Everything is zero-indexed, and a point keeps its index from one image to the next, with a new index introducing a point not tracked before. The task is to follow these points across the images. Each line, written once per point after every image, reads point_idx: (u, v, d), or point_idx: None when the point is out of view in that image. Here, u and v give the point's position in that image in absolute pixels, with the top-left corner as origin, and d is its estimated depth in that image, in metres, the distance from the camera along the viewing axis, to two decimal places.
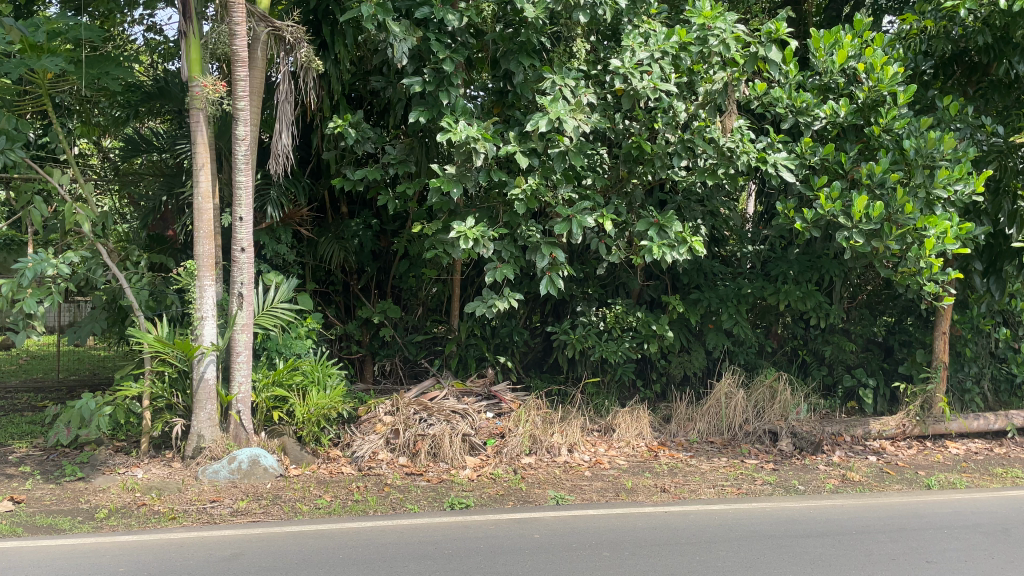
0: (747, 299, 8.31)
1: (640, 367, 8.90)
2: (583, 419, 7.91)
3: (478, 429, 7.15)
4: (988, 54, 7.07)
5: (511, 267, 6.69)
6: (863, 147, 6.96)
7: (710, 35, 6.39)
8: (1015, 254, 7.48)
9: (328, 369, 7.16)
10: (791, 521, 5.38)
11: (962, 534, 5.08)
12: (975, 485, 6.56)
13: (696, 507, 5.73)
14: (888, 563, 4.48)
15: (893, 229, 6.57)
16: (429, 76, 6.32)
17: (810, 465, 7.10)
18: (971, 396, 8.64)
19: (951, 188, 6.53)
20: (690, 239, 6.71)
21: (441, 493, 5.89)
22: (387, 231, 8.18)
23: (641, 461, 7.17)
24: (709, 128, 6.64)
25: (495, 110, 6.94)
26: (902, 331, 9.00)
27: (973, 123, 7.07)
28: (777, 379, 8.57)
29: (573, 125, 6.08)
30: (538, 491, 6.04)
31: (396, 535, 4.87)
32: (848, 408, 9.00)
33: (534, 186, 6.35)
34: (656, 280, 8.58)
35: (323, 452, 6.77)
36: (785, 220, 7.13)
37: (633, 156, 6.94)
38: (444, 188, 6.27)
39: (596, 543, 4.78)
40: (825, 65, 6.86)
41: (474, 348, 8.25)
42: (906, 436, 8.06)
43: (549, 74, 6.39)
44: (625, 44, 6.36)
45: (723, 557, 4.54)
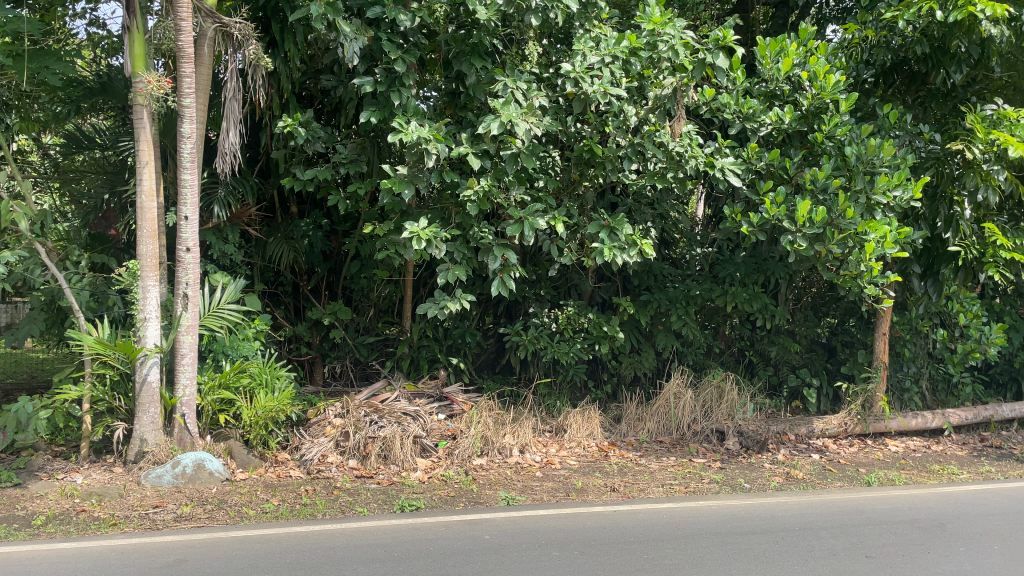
0: (696, 300, 8.41)
1: (592, 368, 8.99)
2: (534, 420, 7.96)
3: (429, 431, 7.14)
4: (926, 63, 7.30)
5: (463, 268, 6.69)
6: (807, 153, 7.17)
7: (659, 41, 6.46)
8: (951, 258, 7.63)
9: (276, 371, 7.06)
10: (738, 518, 5.49)
11: (900, 529, 5.26)
12: (913, 481, 6.78)
13: (645, 506, 5.80)
14: (828, 558, 4.60)
15: (835, 233, 6.74)
16: (380, 76, 6.29)
17: (755, 463, 7.26)
18: (910, 395, 8.98)
19: (890, 194, 6.70)
20: (640, 242, 6.80)
21: (391, 496, 5.85)
22: (338, 232, 8.09)
23: (591, 461, 7.24)
24: (659, 133, 6.75)
25: (447, 111, 6.94)
26: (844, 332, 9.26)
27: (912, 130, 7.38)
28: (724, 379, 8.73)
29: (525, 128, 6.08)
30: (489, 492, 6.06)
31: (344, 539, 4.83)
32: (792, 407, 9.22)
33: (486, 188, 6.36)
34: (608, 282, 8.66)
35: (270, 456, 6.67)
36: (732, 223, 7.28)
37: (585, 159, 7.00)
38: (396, 190, 6.23)
39: (546, 543, 4.81)
40: (771, 73, 7.02)
41: (427, 349, 8.25)
42: (848, 435, 8.28)
43: (502, 77, 6.39)
44: (576, 49, 6.40)
45: (671, 555, 4.60)
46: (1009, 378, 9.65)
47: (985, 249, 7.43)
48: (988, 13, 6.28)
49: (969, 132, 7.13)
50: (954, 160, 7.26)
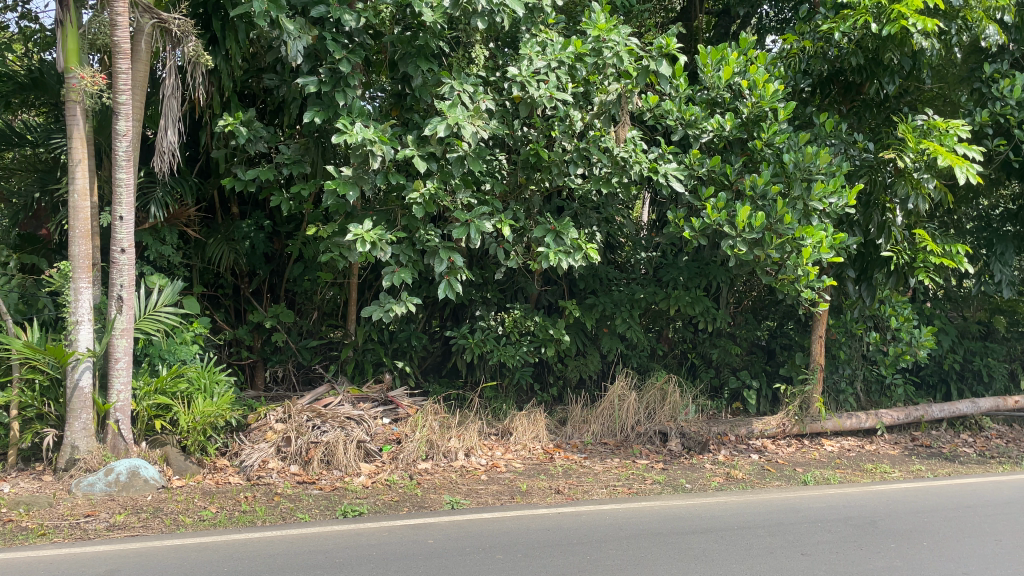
0: (640, 304, 8.52)
1: (538, 371, 9.00)
2: (480, 423, 7.95)
3: (373, 436, 7.08)
4: (861, 75, 7.52)
5: (409, 271, 6.65)
6: (747, 160, 7.28)
7: (604, 47, 6.51)
8: (883, 263, 7.85)
9: (215, 376, 6.91)
10: (679, 519, 5.57)
11: (834, 526, 5.41)
12: (847, 480, 6.98)
13: (588, 507, 5.84)
14: (766, 556, 4.70)
15: (773, 238, 6.93)
16: (325, 76, 6.19)
17: (697, 464, 7.38)
18: (845, 397, 9.25)
19: (826, 201, 6.90)
20: (585, 246, 6.86)
21: (334, 501, 5.77)
22: (280, 233, 7.95)
23: (536, 463, 7.26)
24: (604, 138, 6.83)
25: (393, 112, 6.90)
26: (783, 335, 9.50)
27: (847, 139, 7.56)
28: (667, 382, 8.85)
29: (471, 132, 6.11)
30: (434, 496, 6.02)
31: (285, 545, 4.75)
32: (733, 409, 9.39)
33: (432, 191, 6.32)
34: (554, 285, 8.68)
35: (209, 462, 6.54)
36: (675, 228, 7.40)
37: (531, 163, 7.04)
38: (340, 191, 6.14)
39: (489, 546, 4.81)
40: (712, 80, 7.17)
41: (372, 353, 8.16)
42: (785, 435, 8.48)
43: (448, 79, 6.37)
44: (523, 53, 6.42)
45: (612, 556, 4.65)
46: (938, 380, 10.00)
47: (916, 255, 7.68)
48: (920, 27, 6.45)
49: (900, 141, 7.39)
50: (885, 168, 7.54)
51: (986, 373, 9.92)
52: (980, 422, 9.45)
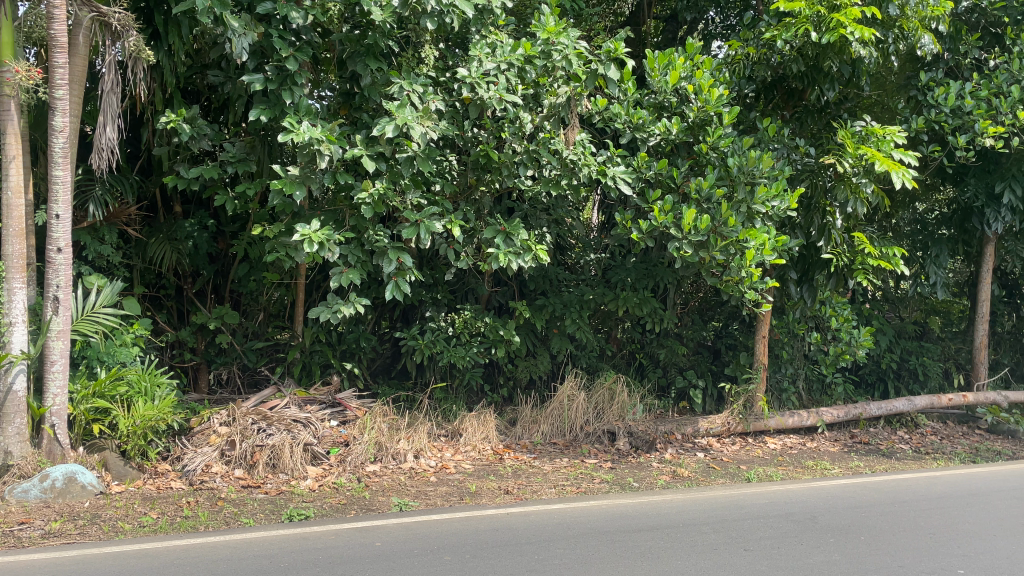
0: (589, 305, 8.58)
1: (488, 372, 9.00)
2: (429, 425, 7.92)
3: (321, 438, 7.00)
4: (802, 81, 7.65)
5: (357, 271, 6.58)
6: (693, 163, 7.43)
7: (553, 50, 6.55)
8: (823, 264, 8.08)
9: (156, 378, 6.75)
10: (626, 517, 5.64)
11: (776, 522, 5.54)
12: (789, 477, 7.15)
13: (537, 507, 5.88)
14: (710, 553, 4.79)
15: (717, 241, 7.06)
16: (271, 73, 6.09)
17: (644, 463, 7.48)
18: (787, 395, 9.50)
19: (768, 204, 7.04)
20: (534, 247, 6.88)
21: (280, 505, 5.69)
22: (225, 233, 7.79)
23: (486, 464, 7.28)
24: (553, 140, 6.89)
25: (341, 111, 6.83)
26: (728, 335, 9.68)
27: (788, 144, 7.80)
28: (615, 381, 8.93)
29: (420, 132, 6.08)
30: (381, 499, 5.97)
31: (229, 551, 4.66)
32: (679, 408, 9.52)
33: (381, 191, 6.28)
34: (504, 286, 8.71)
35: (149, 467, 6.36)
36: (623, 230, 7.48)
37: (481, 164, 7.05)
38: (286, 191, 6.04)
39: (437, 548, 4.79)
40: (659, 85, 7.26)
41: (320, 354, 8.06)
42: (730, 433, 8.63)
43: (397, 80, 6.35)
44: (472, 54, 6.41)
45: (559, 555, 4.68)
46: (876, 378, 10.31)
47: (855, 257, 7.78)
48: (857, 35, 6.65)
49: (840, 147, 7.54)
50: (826, 173, 7.69)
51: (921, 372, 10.26)
52: (916, 419, 9.75)
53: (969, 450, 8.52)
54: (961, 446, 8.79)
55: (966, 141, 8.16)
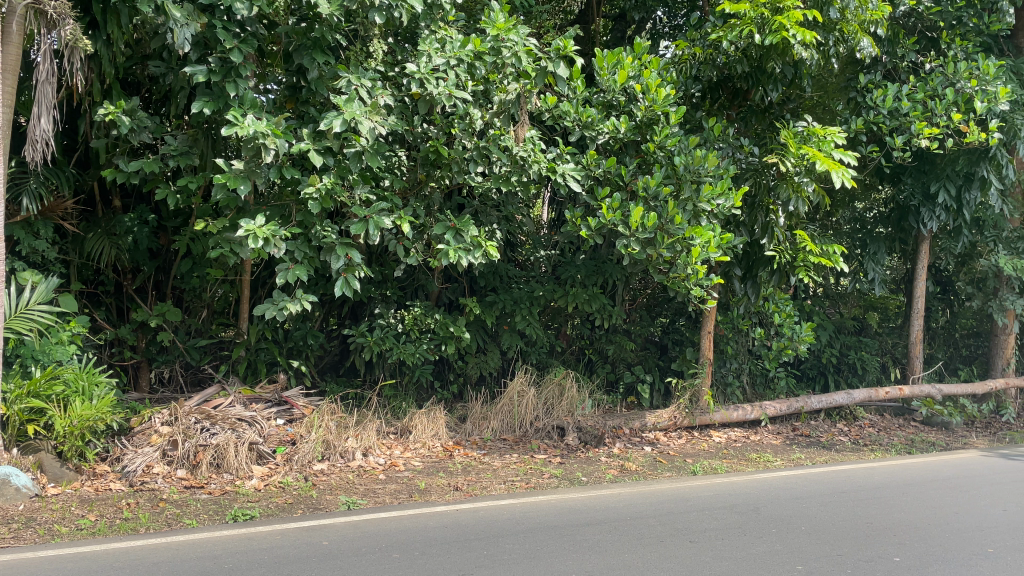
0: (539, 301, 8.62)
1: (438, 368, 8.96)
2: (378, 422, 7.85)
3: (266, 437, 6.88)
4: (747, 81, 7.78)
5: (304, 268, 6.46)
6: (641, 162, 7.50)
7: (503, 46, 6.59)
8: (767, 261, 8.21)
9: (95, 377, 6.56)
10: (575, 511, 5.69)
11: (719, 514, 5.65)
12: (733, 469, 7.30)
13: (486, 503, 5.89)
14: (656, 544, 4.86)
15: (665, 238, 7.16)
16: (214, 65, 5.95)
17: (593, 457, 7.56)
18: (732, 390, 9.67)
19: (713, 203, 7.17)
20: (484, 244, 6.87)
21: (223, 506, 5.59)
22: (167, 228, 7.59)
23: (436, 461, 7.25)
24: (504, 137, 6.87)
25: (288, 105, 6.71)
26: (675, 331, 9.83)
27: (733, 143, 7.95)
28: (565, 377, 8.97)
29: (368, 127, 6.00)
30: (329, 497, 5.92)
31: (171, 552, 4.57)
32: (628, 403, 9.62)
33: (329, 186, 6.19)
34: (454, 283, 8.70)
35: (87, 469, 6.18)
36: (572, 227, 7.53)
37: (431, 160, 7.01)
38: (230, 185, 5.91)
39: (386, 545, 4.77)
40: (608, 83, 7.32)
41: (265, 352, 7.92)
42: (677, 427, 8.75)
43: (345, 74, 6.27)
44: (422, 49, 6.35)
45: (508, 550, 4.70)
46: (817, 372, 10.56)
47: (797, 255, 8.02)
48: (799, 38, 6.79)
49: (783, 147, 7.69)
50: (769, 172, 7.87)
51: (860, 366, 10.56)
52: (855, 412, 10.04)
53: (905, 442, 8.81)
54: (897, 438, 9.09)
55: (903, 142, 8.43)
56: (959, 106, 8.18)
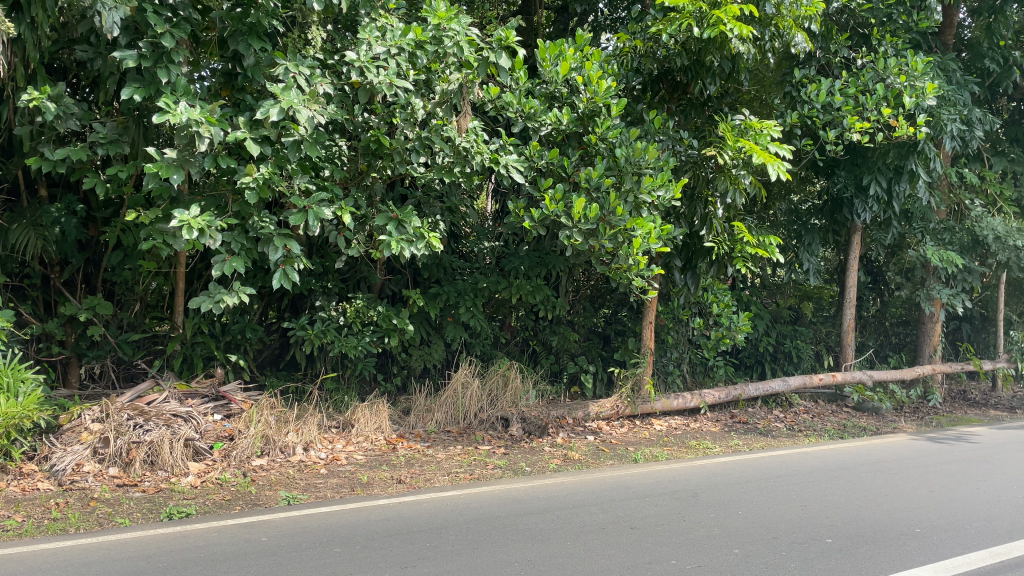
0: (483, 293, 8.61)
1: (381, 361, 8.85)
2: (319, 416, 7.72)
3: (203, 433, 6.69)
4: (686, 74, 7.87)
5: (242, 259, 6.29)
6: (583, 153, 7.54)
7: (444, 36, 6.50)
8: (706, 252, 8.33)
9: (20, 374, 6.31)
10: (518, 501, 5.71)
11: (660, 500, 5.74)
12: (673, 457, 7.42)
13: (429, 495, 5.85)
14: (599, 532, 4.91)
15: (607, 229, 7.19)
16: (145, 50, 5.71)
17: (536, 447, 7.59)
18: (672, 377, 9.83)
19: (654, 194, 7.22)
20: (427, 235, 6.79)
21: (158, 504, 5.43)
22: (97, 219, 7.31)
23: (379, 455, 7.17)
24: (446, 127, 6.74)
25: (223, 93, 6.53)
26: (618, 322, 9.93)
27: (674, 136, 8.04)
28: (509, 368, 8.97)
29: (306, 116, 5.84)
30: (269, 493, 5.80)
31: (103, 552, 4.41)
32: (571, 393, 9.68)
33: (267, 175, 6.04)
34: (397, 274, 8.59)
35: (13, 468, 5.91)
36: (515, 218, 7.50)
37: (371, 150, 6.85)
38: (163, 175, 5.69)
39: (327, 540, 4.70)
40: (550, 75, 7.33)
41: (202, 346, 7.64)
42: (619, 416, 8.84)
43: (282, 61, 6.10)
44: (362, 37, 6.21)
45: (451, 541, 4.69)
46: (754, 361, 10.81)
47: (734, 246, 8.16)
48: (737, 32, 6.86)
49: (721, 139, 7.79)
50: (708, 165, 7.93)
51: (795, 354, 10.85)
52: (790, 399, 10.31)
53: (838, 427, 9.09)
54: (829, 423, 9.36)
55: (836, 135, 8.67)
56: (889, 101, 8.43)
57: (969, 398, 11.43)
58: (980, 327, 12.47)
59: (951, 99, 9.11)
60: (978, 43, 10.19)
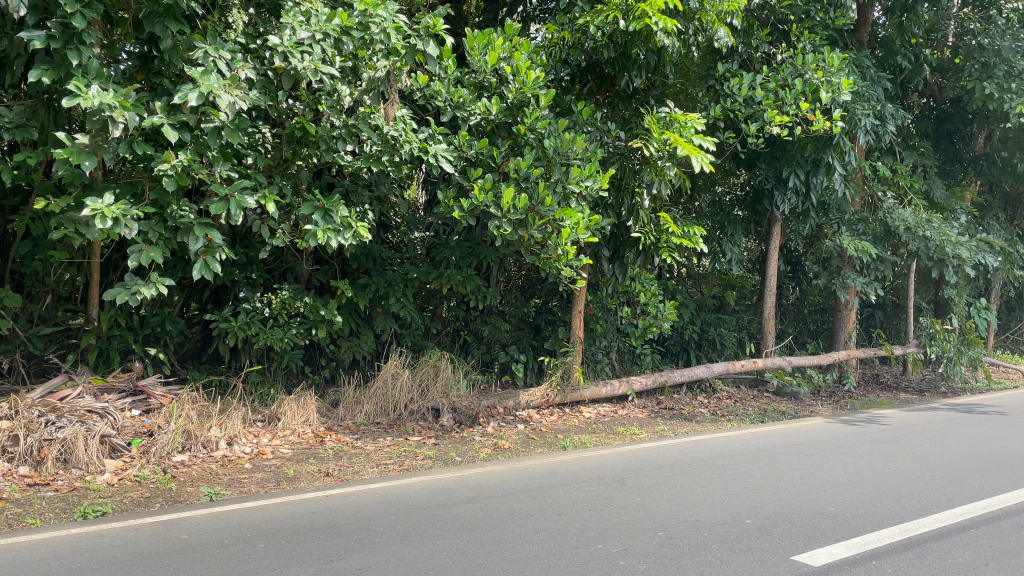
0: (413, 283, 8.54)
1: (309, 353, 8.70)
2: (244, 410, 7.52)
3: (120, 429, 6.42)
4: (613, 66, 7.96)
5: (160, 249, 6.05)
6: (513, 144, 7.53)
7: (371, 22, 6.30)
8: (633, 243, 8.53)
9: None
10: (446, 490, 5.72)
11: (587, 486, 5.83)
12: (602, 443, 7.55)
13: (358, 487, 5.79)
14: (527, 519, 4.95)
15: (535, 220, 7.22)
16: (54, 30, 5.41)
17: (467, 437, 7.60)
18: (602, 366, 9.96)
19: (582, 184, 7.32)
20: (355, 224, 6.67)
21: (72, 503, 5.21)
22: (3, 207, 6.90)
23: (306, 448, 7.05)
24: (374, 115, 6.68)
25: (138, 77, 6.29)
26: (548, 311, 10.02)
27: (601, 127, 8.11)
28: (440, 358, 8.92)
29: (227, 101, 5.66)
30: (190, 489, 5.62)
31: (12, 554, 4.21)
32: (502, 382, 9.72)
33: (186, 162, 5.83)
34: (325, 265, 8.45)
35: None
36: (445, 208, 7.43)
37: (296, 137, 6.66)
38: (73, 161, 5.41)
39: (251, 536, 4.60)
40: (478, 64, 7.25)
41: (119, 340, 7.35)
42: (549, 405, 8.92)
43: (201, 44, 5.86)
44: (285, 21, 6.01)
45: (378, 533, 4.65)
46: (680, 348, 11.06)
47: (660, 236, 8.33)
48: (661, 25, 7.00)
49: (647, 132, 7.90)
50: (634, 156, 8.07)
51: (719, 341, 11.17)
52: (714, 384, 10.60)
53: (759, 412, 9.41)
54: (751, 408, 9.68)
55: (757, 128, 8.92)
56: (807, 95, 8.73)
57: (882, 381, 12.03)
58: (892, 314, 13.13)
59: (865, 95, 9.47)
60: (891, 41, 10.60)
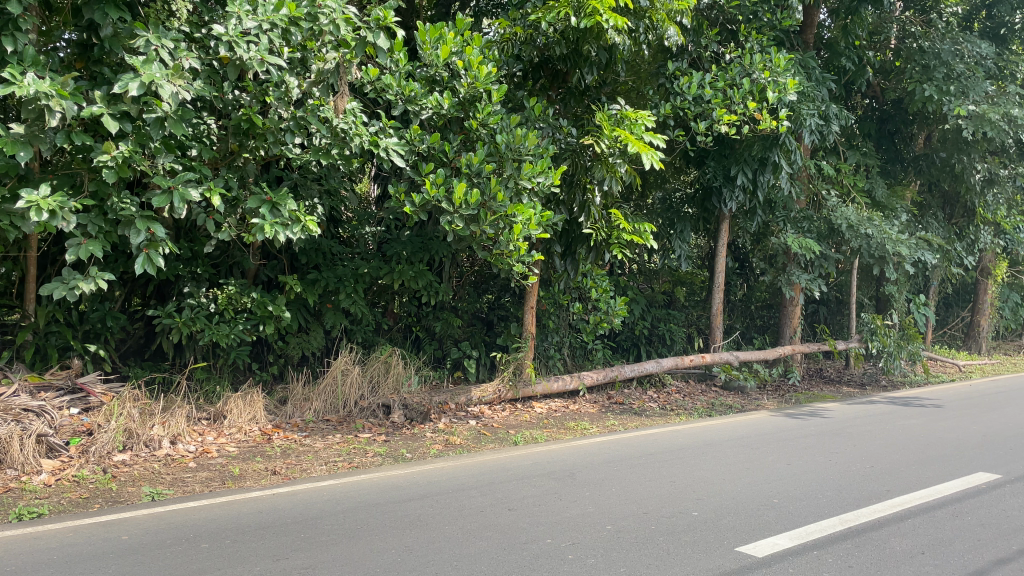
0: (364, 278, 8.43)
1: (256, 350, 8.53)
2: (188, 408, 7.34)
3: (57, 429, 6.22)
4: (565, 63, 7.97)
5: (99, 242, 5.85)
6: (464, 139, 7.48)
7: (319, 13, 6.19)
8: (584, 239, 8.53)
9: None
10: (395, 487, 5.67)
11: (537, 481, 5.84)
12: (552, 438, 7.58)
13: (306, 485, 5.71)
14: (477, 515, 4.94)
15: (487, 215, 7.19)
16: None
17: (418, 433, 7.56)
18: (554, 361, 9.99)
19: (533, 180, 7.32)
20: (304, 219, 6.55)
21: (6, 504, 5.02)
22: None
23: (253, 446, 6.92)
24: (322, 108, 6.57)
25: (77, 65, 6.10)
26: (501, 307, 10.02)
27: (553, 123, 8.11)
28: (391, 354, 8.85)
29: (170, 92, 5.48)
30: (131, 490, 5.47)
31: None
32: (454, 377, 9.69)
33: (126, 154, 5.65)
34: (274, 259, 8.28)
35: None
36: (396, 203, 7.37)
37: (243, 129, 6.48)
38: (7, 151, 5.17)
39: (196, 536, 4.50)
40: (430, 58, 7.22)
41: (56, 336, 7.11)
42: (501, 400, 8.91)
43: (143, 32, 5.68)
44: (230, 10, 5.85)
45: (326, 531, 4.59)
46: (631, 344, 11.16)
47: (611, 232, 8.37)
48: (612, 23, 7.06)
49: (598, 129, 7.91)
50: (586, 153, 8.09)
51: (668, 336, 11.31)
52: (664, 379, 10.73)
53: (706, 406, 9.57)
54: (699, 402, 9.84)
55: (706, 127, 9.05)
56: (754, 95, 8.84)
57: (825, 375, 12.34)
58: (835, 310, 13.47)
59: (810, 95, 9.68)
60: (836, 43, 10.86)
